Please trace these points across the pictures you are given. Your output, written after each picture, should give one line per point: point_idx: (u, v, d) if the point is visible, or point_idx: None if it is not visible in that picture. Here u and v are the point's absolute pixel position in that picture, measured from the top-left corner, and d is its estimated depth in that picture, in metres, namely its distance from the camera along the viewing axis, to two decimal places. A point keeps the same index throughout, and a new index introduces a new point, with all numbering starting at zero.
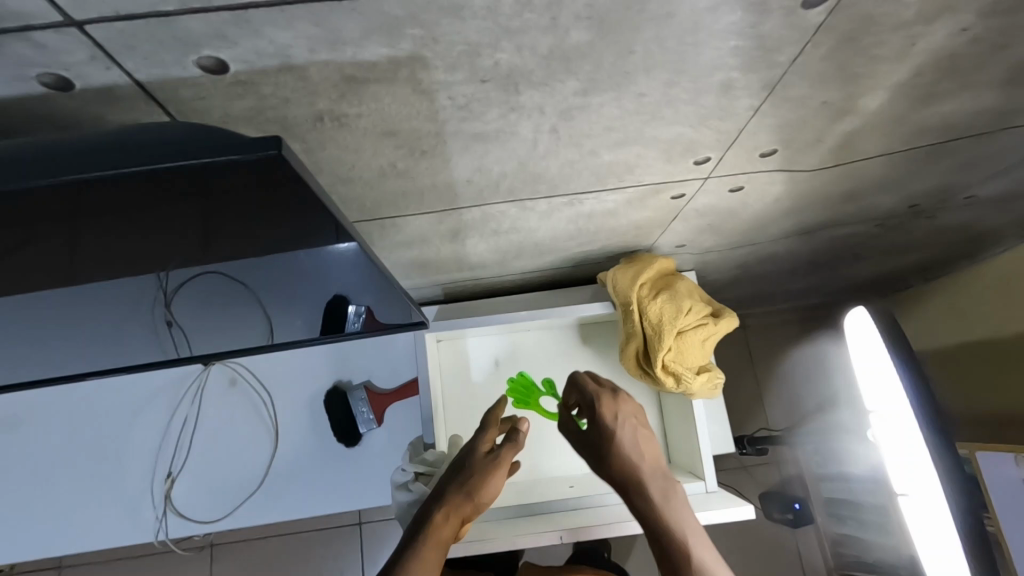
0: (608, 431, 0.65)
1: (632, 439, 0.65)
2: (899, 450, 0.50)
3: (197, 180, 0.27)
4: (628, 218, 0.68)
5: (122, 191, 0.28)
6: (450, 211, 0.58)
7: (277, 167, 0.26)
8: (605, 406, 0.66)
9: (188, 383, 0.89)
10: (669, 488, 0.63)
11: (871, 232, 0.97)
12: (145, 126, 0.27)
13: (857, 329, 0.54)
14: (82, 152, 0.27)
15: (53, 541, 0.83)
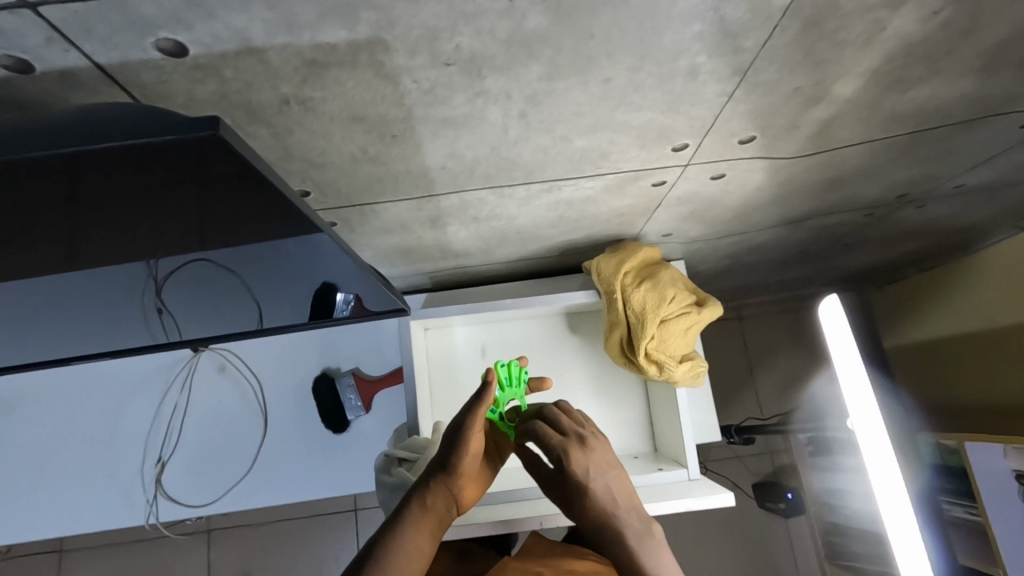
0: (579, 485, 0.58)
1: (606, 484, 0.58)
2: (873, 442, 0.50)
3: (142, 157, 0.28)
4: (610, 206, 0.68)
5: (73, 170, 0.29)
6: (428, 198, 0.58)
7: (214, 143, 0.27)
8: (578, 451, 0.59)
9: (178, 369, 0.90)
10: (639, 531, 0.58)
11: (860, 221, 0.96)
12: (92, 107, 0.29)
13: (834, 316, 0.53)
14: (33, 132, 0.28)
15: (45, 523, 0.85)
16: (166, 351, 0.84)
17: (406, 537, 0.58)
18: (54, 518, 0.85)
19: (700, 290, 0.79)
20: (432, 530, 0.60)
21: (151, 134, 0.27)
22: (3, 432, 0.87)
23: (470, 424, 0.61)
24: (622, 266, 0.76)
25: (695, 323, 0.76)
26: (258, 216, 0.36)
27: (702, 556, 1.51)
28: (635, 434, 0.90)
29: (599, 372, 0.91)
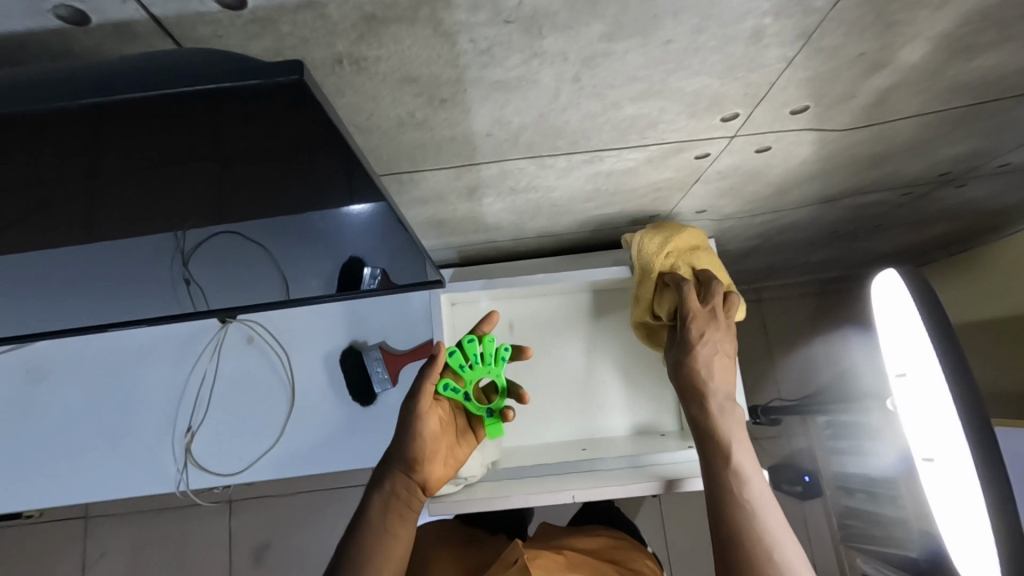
0: (691, 341, 0.66)
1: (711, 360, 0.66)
2: (937, 426, 0.47)
3: (223, 100, 0.29)
4: (649, 179, 0.67)
5: (153, 108, 0.30)
6: (469, 167, 0.57)
7: (297, 90, 0.29)
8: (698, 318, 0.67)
9: (206, 340, 0.91)
10: (727, 406, 0.64)
11: (896, 200, 0.94)
12: (172, 48, 0.30)
13: (890, 288, 0.51)
14: (116, 71, 0.29)
15: (77, 488, 0.86)
16: (193, 320, 0.85)
17: (377, 526, 0.67)
18: (86, 484, 0.86)
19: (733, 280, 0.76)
20: (401, 515, 0.68)
21: (237, 80, 0.28)
22: (35, 399, 0.89)
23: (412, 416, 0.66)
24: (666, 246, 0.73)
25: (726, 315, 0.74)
26: (317, 163, 0.38)
27: None
28: (662, 411, 0.90)
29: (627, 350, 0.91)
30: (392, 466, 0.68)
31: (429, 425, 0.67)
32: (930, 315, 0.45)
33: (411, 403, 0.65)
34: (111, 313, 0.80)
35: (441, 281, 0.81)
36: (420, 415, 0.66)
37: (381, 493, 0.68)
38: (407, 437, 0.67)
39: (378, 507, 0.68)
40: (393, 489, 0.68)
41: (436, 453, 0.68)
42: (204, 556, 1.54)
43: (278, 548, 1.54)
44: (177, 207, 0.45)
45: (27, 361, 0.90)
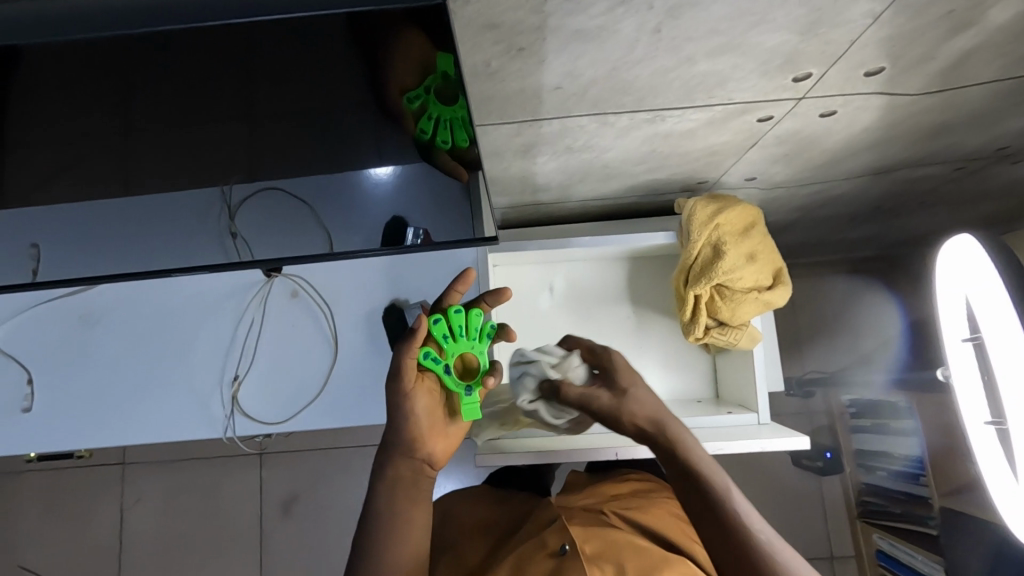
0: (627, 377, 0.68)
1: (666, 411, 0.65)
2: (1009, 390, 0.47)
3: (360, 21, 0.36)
4: (706, 141, 0.66)
5: (291, 24, 0.36)
6: (531, 122, 0.57)
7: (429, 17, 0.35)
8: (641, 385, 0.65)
9: (251, 292, 0.93)
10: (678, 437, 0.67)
11: (947, 175, 0.92)
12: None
13: (973, 254, 0.50)
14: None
15: (129, 429, 0.89)
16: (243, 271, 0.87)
17: (385, 517, 0.67)
18: (137, 427, 0.89)
19: (786, 266, 0.76)
20: (411, 499, 0.68)
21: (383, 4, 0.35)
22: (90, 343, 0.92)
23: (399, 394, 0.64)
24: (720, 219, 0.73)
25: (769, 302, 0.74)
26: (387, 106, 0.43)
27: None
28: (698, 379, 0.91)
29: (666, 317, 0.91)
30: (390, 453, 0.68)
31: (419, 401, 0.65)
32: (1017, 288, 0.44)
33: (396, 379, 0.63)
34: (164, 259, 0.82)
35: (492, 238, 0.82)
36: (407, 394, 0.64)
37: (385, 483, 0.67)
38: (399, 419, 0.65)
39: (385, 500, 0.67)
40: (396, 474, 0.67)
41: (431, 427, 0.67)
42: (236, 505, 1.60)
43: (307, 500, 1.60)
44: (229, 155, 0.48)
45: (81, 307, 0.93)
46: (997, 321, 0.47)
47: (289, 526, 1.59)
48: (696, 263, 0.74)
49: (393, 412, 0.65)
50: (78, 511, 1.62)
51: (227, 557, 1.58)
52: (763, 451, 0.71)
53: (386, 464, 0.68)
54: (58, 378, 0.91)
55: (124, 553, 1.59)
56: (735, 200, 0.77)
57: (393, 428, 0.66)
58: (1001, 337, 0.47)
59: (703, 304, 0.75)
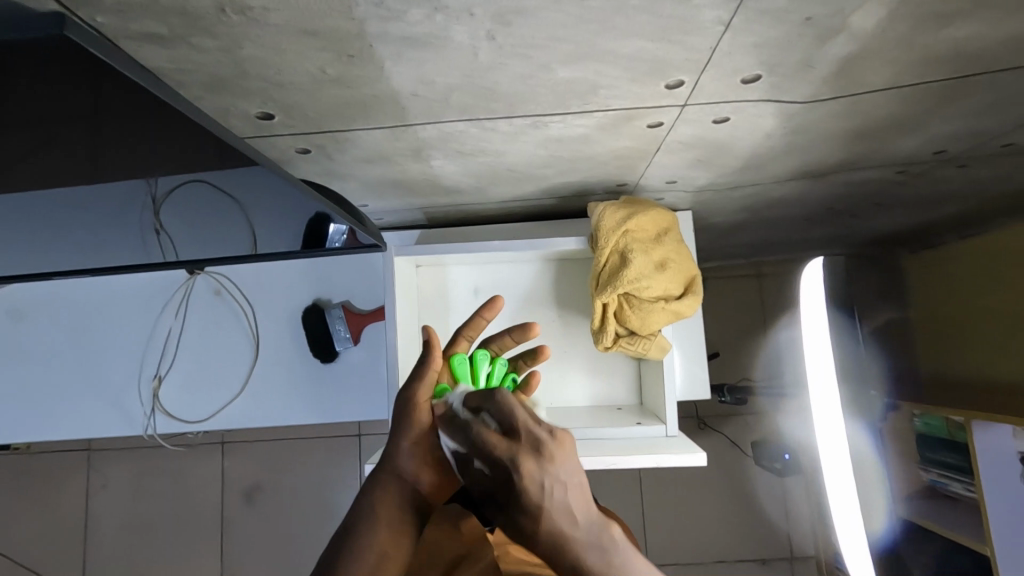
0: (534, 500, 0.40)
1: (572, 484, 0.40)
2: None
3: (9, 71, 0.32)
4: (605, 146, 0.63)
5: None
6: (404, 127, 0.55)
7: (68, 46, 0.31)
8: (551, 448, 0.40)
9: (174, 290, 0.92)
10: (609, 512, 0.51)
11: (891, 178, 0.88)
12: None
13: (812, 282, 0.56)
14: None
15: (51, 425, 0.90)
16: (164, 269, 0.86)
17: (359, 543, 0.61)
18: (61, 424, 0.90)
19: (700, 275, 0.73)
20: (394, 529, 0.62)
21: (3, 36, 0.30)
22: (13, 338, 0.92)
23: (407, 407, 0.60)
24: (630, 224, 0.71)
25: (679, 312, 0.72)
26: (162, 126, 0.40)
27: (694, 507, 1.55)
28: (625, 385, 0.89)
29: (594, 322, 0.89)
30: (387, 470, 0.63)
31: (426, 419, 0.61)
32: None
33: (416, 389, 0.60)
34: (78, 259, 0.81)
35: (379, 246, 0.81)
36: (414, 407, 0.61)
37: (372, 501, 0.63)
38: (403, 434, 0.61)
39: (366, 521, 0.62)
40: (385, 495, 0.63)
41: (431, 453, 0.62)
42: (198, 493, 1.62)
43: (269, 490, 1.60)
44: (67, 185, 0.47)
45: (9, 302, 0.92)
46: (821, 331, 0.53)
47: (251, 514, 1.60)
48: (605, 270, 0.72)
49: (397, 425, 0.61)
50: (45, 496, 1.64)
51: (190, 544, 1.60)
52: (665, 465, 0.69)
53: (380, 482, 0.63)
54: None
55: (89, 538, 1.62)
56: (651, 205, 0.74)
57: (393, 443, 0.62)
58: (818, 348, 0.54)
59: (612, 312, 0.73)
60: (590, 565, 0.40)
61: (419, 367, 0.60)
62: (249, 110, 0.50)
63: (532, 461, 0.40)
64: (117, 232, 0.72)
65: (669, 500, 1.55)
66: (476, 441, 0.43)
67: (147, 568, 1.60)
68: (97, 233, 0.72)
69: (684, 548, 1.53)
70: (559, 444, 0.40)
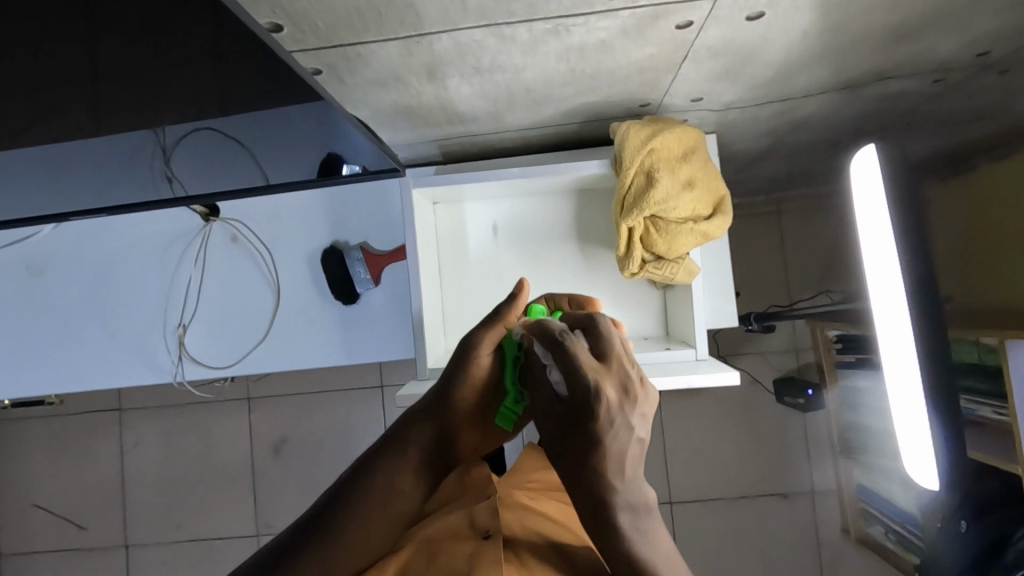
0: (604, 428, 0.51)
1: (637, 424, 0.53)
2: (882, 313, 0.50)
3: None
4: (629, 56, 0.60)
5: None
6: (419, 39, 0.52)
7: None
8: (635, 390, 0.53)
9: (192, 238, 0.91)
10: (641, 495, 0.55)
11: (926, 91, 0.84)
12: None
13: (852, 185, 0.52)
14: None
15: (83, 376, 0.91)
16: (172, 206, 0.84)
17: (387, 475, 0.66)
18: (90, 374, 0.91)
19: (728, 194, 0.71)
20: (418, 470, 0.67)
21: None
22: (36, 293, 0.92)
23: (467, 357, 0.62)
24: (655, 142, 0.68)
25: (706, 233, 0.70)
26: None
27: (716, 445, 1.56)
28: (650, 316, 0.88)
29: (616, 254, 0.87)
30: (428, 415, 0.66)
31: (485, 370, 0.62)
32: (897, 193, 0.45)
33: (481, 335, 0.61)
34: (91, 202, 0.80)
35: (399, 170, 0.79)
36: (476, 355, 0.62)
37: (409, 442, 0.66)
38: (454, 383, 0.63)
39: (392, 459, 0.66)
40: (418, 440, 0.66)
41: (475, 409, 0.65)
42: (228, 446, 1.66)
43: (295, 441, 1.64)
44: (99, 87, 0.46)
45: (27, 256, 0.92)
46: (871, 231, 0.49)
47: (281, 464, 1.64)
48: (630, 195, 0.69)
49: (449, 375, 0.63)
50: (82, 454, 1.69)
51: (224, 494, 1.65)
52: (695, 387, 0.68)
53: (419, 423, 0.66)
54: (13, 327, 0.92)
55: (128, 491, 1.67)
56: (676, 123, 0.71)
57: (442, 392, 0.64)
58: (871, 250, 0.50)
59: (637, 236, 0.71)
60: (624, 523, 0.55)
61: (492, 316, 0.61)
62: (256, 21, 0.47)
63: (619, 394, 0.52)
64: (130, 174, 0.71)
65: (691, 439, 1.56)
66: (571, 352, 0.52)
67: (185, 519, 1.66)
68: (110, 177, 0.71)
69: (706, 484, 1.55)
70: (639, 387, 0.53)
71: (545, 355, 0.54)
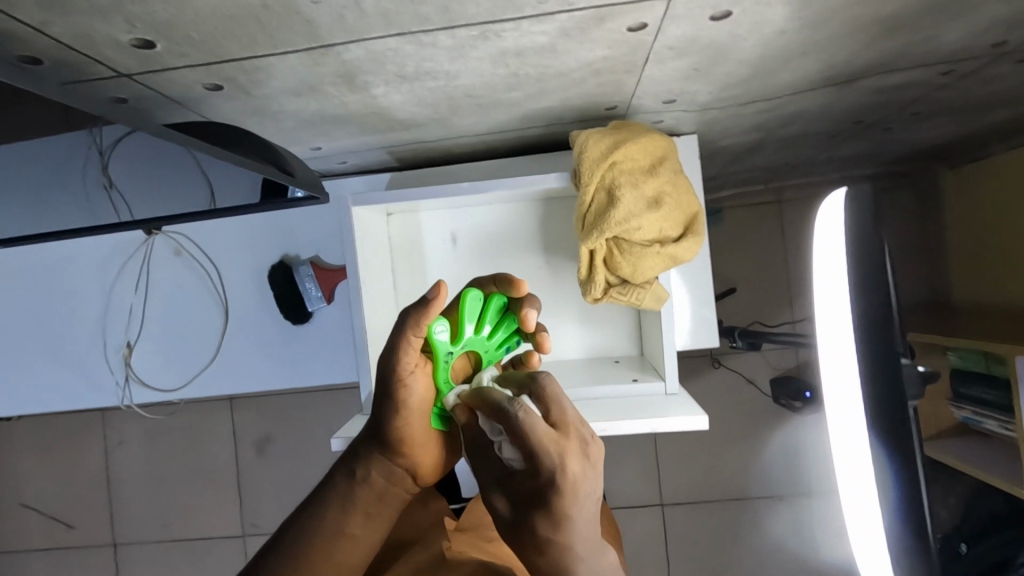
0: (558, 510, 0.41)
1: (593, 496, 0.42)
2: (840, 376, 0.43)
3: None
4: (579, 58, 0.51)
5: None
6: (321, 49, 0.45)
7: None
8: (591, 453, 0.42)
9: (133, 252, 0.85)
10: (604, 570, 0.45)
11: (934, 81, 0.74)
12: None
13: (820, 227, 0.44)
14: None
15: (25, 398, 0.87)
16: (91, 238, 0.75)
17: (329, 522, 0.55)
18: (36, 396, 0.87)
19: (701, 212, 0.64)
20: (370, 514, 0.56)
21: None
22: None
23: (392, 380, 0.51)
24: (617, 154, 0.60)
25: (675, 256, 0.62)
26: None
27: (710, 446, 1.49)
28: (620, 336, 0.81)
29: None
30: (369, 445, 0.55)
31: (418, 389, 0.52)
32: (856, 238, 0.38)
33: (403, 353, 0.50)
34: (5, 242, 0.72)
35: (321, 197, 0.74)
36: (402, 375, 0.51)
37: (351, 478, 0.55)
38: (389, 411, 0.53)
39: (335, 505, 0.55)
40: (365, 476, 0.55)
41: (418, 433, 0.54)
42: (212, 447, 1.63)
43: (279, 441, 1.61)
44: None
45: None
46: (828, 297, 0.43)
47: (264, 465, 1.62)
48: (590, 212, 0.62)
49: (380, 399, 0.52)
50: (67, 454, 1.67)
51: (210, 494, 1.63)
52: (662, 429, 0.62)
53: (362, 457, 0.55)
54: None
55: (114, 490, 1.66)
56: (645, 129, 0.64)
57: (378, 418, 0.54)
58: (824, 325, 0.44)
59: (599, 259, 0.63)
60: None
61: (401, 326, 0.49)
62: (118, 36, 0.40)
63: (576, 463, 0.41)
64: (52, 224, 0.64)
65: (684, 440, 1.49)
66: (522, 426, 0.41)
67: (171, 519, 1.64)
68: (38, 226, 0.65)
69: (698, 487, 1.48)
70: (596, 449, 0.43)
71: (495, 432, 0.43)
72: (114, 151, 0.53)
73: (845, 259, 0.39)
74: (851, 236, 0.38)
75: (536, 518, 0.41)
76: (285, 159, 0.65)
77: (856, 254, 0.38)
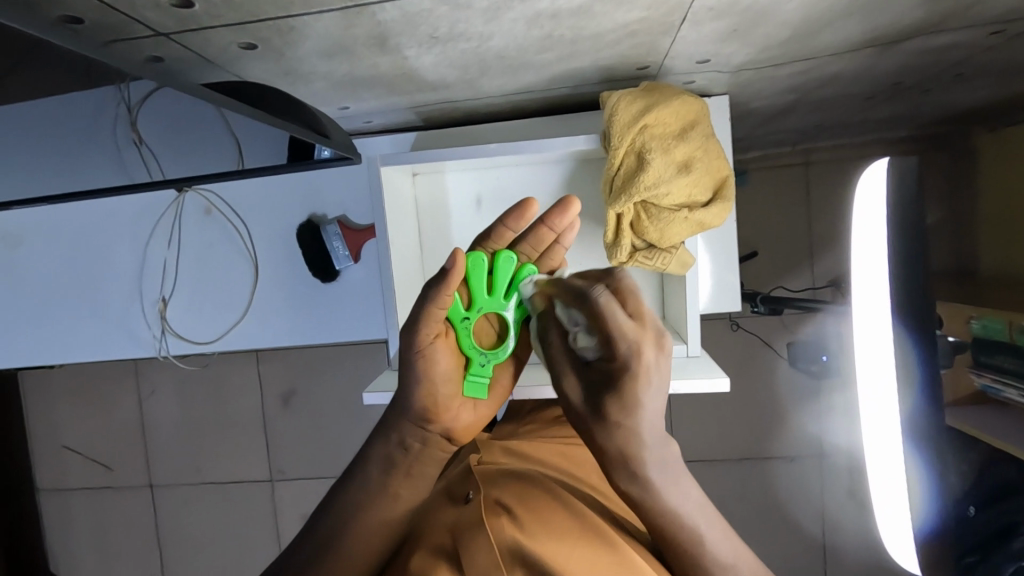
0: (630, 397, 0.45)
1: (663, 380, 0.45)
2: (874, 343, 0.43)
3: None
4: (615, 19, 0.50)
5: None
6: (356, 9, 0.44)
7: None
8: (656, 340, 0.45)
9: (164, 209, 0.87)
10: (666, 458, 0.48)
11: (982, 42, 0.71)
12: None
13: (861, 192, 0.42)
14: None
15: (66, 347, 0.91)
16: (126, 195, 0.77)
17: (373, 481, 0.56)
18: (78, 346, 0.91)
19: (729, 177, 0.63)
20: (410, 473, 0.57)
21: None
22: (15, 265, 0.90)
23: (413, 356, 0.53)
24: (649, 118, 0.59)
25: (703, 222, 0.62)
26: None
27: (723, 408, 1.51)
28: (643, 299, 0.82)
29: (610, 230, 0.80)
30: (401, 415, 0.56)
31: (441, 360, 0.54)
32: (895, 208, 0.37)
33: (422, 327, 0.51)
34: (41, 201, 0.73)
35: (352, 156, 0.75)
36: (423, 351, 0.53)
37: (389, 444, 0.56)
38: (415, 384, 0.54)
39: (376, 467, 0.56)
40: (401, 441, 0.56)
41: (445, 399, 0.55)
42: (239, 396, 1.69)
43: (304, 394, 1.67)
44: None
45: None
46: (863, 273, 0.43)
47: (289, 415, 1.68)
48: (620, 175, 0.61)
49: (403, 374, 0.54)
50: (103, 401, 1.75)
51: (239, 440, 1.71)
52: (683, 391, 0.64)
53: (394, 426, 0.56)
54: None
55: (149, 436, 1.75)
56: (676, 89, 0.63)
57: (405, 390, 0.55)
58: (857, 298, 0.45)
59: (627, 222, 0.64)
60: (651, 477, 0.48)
61: (424, 300, 0.51)
62: None
63: (650, 349, 0.44)
64: (93, 181, 0.66)
65: (698, 402, 1.50)
66: (602, 314, 0.43)
67: (203, 464, 1.73)
68: (74, 184, 0.66)
69: (710, 445, 1.51)
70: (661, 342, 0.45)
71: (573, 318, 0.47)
72: (146, 104, 0.49)
73: (884, 235, 0.39)
74: (893, 205, 0.38)
75: (608, 403, 0.45)
76: (319, 120, 0.66)
77: (896, 234, 0.38)
